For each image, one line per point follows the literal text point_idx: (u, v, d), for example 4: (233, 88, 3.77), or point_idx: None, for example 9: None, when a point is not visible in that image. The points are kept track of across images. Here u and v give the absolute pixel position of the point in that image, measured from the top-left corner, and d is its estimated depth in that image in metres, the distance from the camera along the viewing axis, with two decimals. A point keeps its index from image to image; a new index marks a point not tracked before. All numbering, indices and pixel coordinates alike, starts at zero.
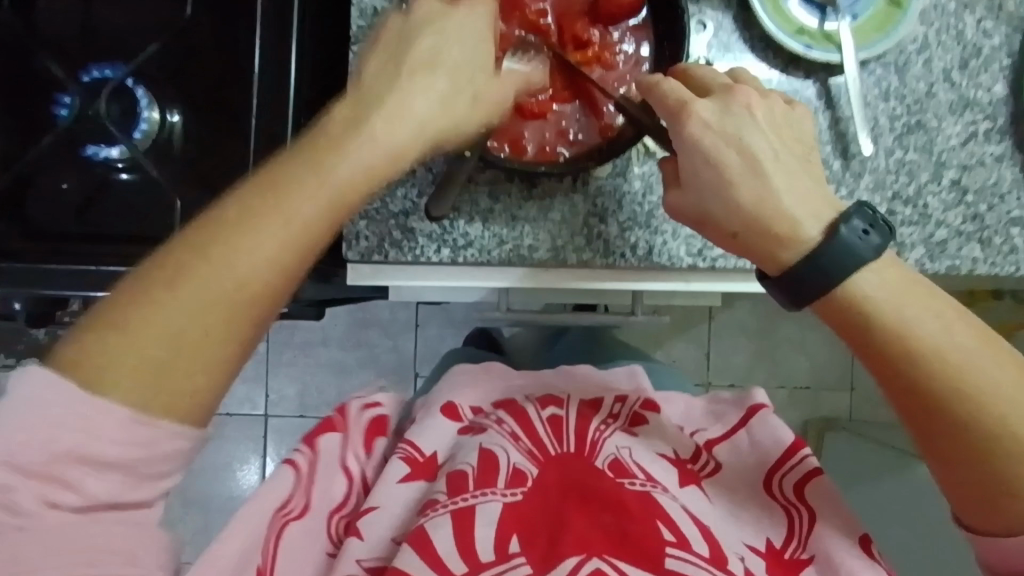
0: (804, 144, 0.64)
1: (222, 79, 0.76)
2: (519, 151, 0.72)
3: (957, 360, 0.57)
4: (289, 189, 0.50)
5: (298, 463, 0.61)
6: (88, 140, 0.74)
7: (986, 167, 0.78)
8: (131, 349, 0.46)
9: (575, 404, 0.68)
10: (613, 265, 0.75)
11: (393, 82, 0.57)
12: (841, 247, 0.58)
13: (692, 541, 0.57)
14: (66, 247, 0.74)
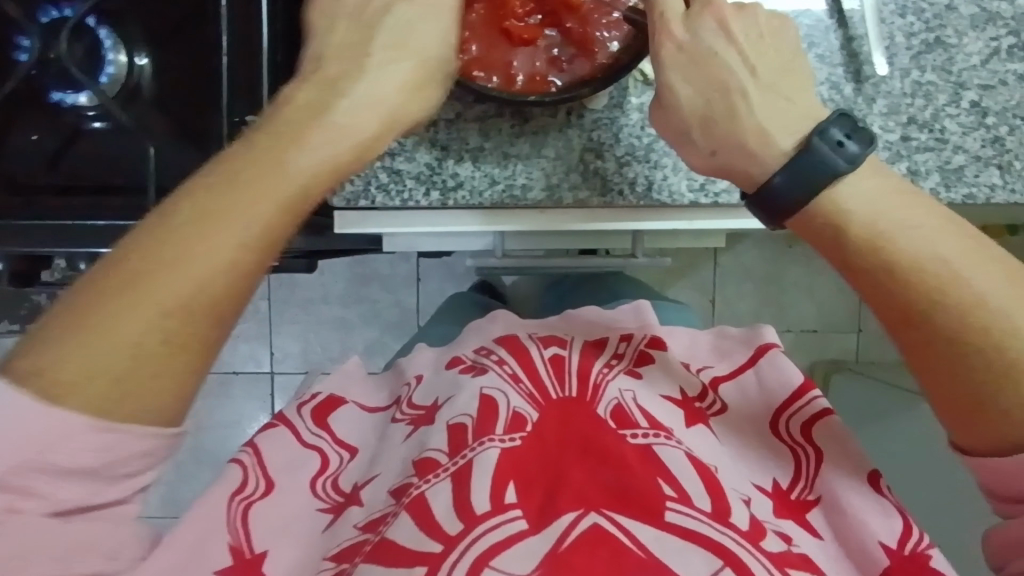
0: (787, 56, 0.61)
1: (196, 21, 0.72)
2: (506, 82, 0.66)
3: (934, 264, 0.53)
4: (247, 188, 0.50)
5: (245, 458, 0.61)
6: (55, 85, 0.70)
7: (1008, 86, 0.73)
8: (96, 361, 0.45)
9: (577, 345, 0.69)
10: (612, 205, 0.71)
11: (355, 71, 0.56)
12: (810, 161, 0.55)
13: (694, 498, 0.53)
14: (42, 201, 0.71)
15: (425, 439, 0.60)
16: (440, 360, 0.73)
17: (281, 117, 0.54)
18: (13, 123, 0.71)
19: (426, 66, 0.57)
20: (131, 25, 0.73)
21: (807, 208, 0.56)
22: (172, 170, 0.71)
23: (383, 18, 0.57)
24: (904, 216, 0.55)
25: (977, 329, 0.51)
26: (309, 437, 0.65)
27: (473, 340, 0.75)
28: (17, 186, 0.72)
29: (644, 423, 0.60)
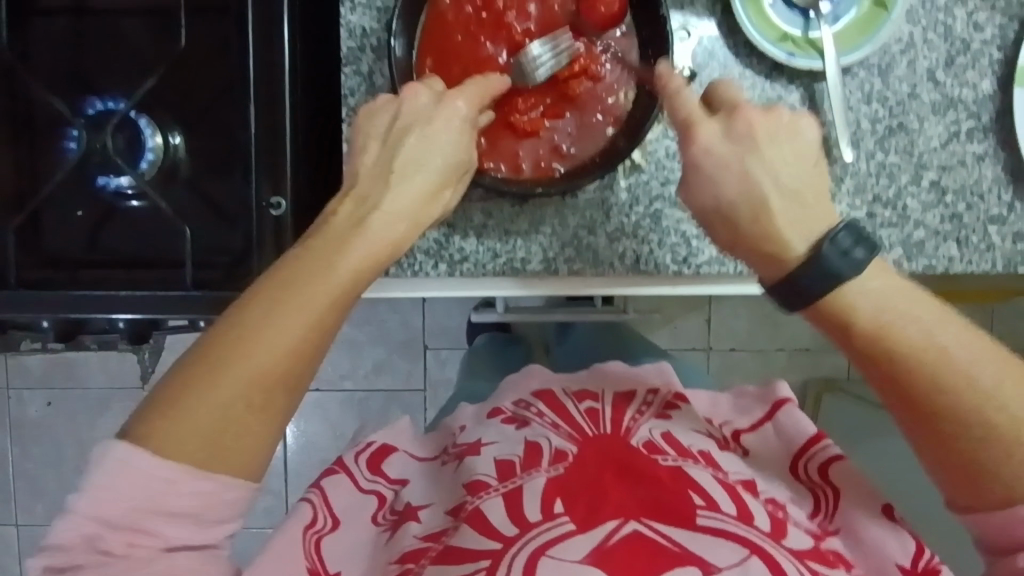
0: (811, 163, 0.60)
1: (224, 108, 0.79)
2: (515, 171, 0.73)
3: (936, 354, 0.55)
4: (300, 285, 0.54)
5: (313, 498, 0.69)
6: (100, 171, 0.78)
7: (967, 166, 0.79)
8: (191, 435, 0.50)
9: (609, 398, 0.77)
10: (603, 276, 0.79)
11: (382, 186, 0.60)
12: (823, 266, 0.56)
13: (721, 503, 0.59)
14: (90, 273, 0.79)
15: (473, 467, 0.68)
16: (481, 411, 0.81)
17: (325, 226, 0.58)
18: (63, 200, 0.79)
19: (443, 178, 0.61)
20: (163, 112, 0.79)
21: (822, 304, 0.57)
22: (206, 243, 0.79)
23: (407, 139, 0.61)
24: (897, 290, 0.57)
25: (972, 411, 0.54)
26: (366, 483, 0.73)
27: (511, 391, 0.83)
28: (67, 258, 0.80)
29: (672, 452, 0.67)
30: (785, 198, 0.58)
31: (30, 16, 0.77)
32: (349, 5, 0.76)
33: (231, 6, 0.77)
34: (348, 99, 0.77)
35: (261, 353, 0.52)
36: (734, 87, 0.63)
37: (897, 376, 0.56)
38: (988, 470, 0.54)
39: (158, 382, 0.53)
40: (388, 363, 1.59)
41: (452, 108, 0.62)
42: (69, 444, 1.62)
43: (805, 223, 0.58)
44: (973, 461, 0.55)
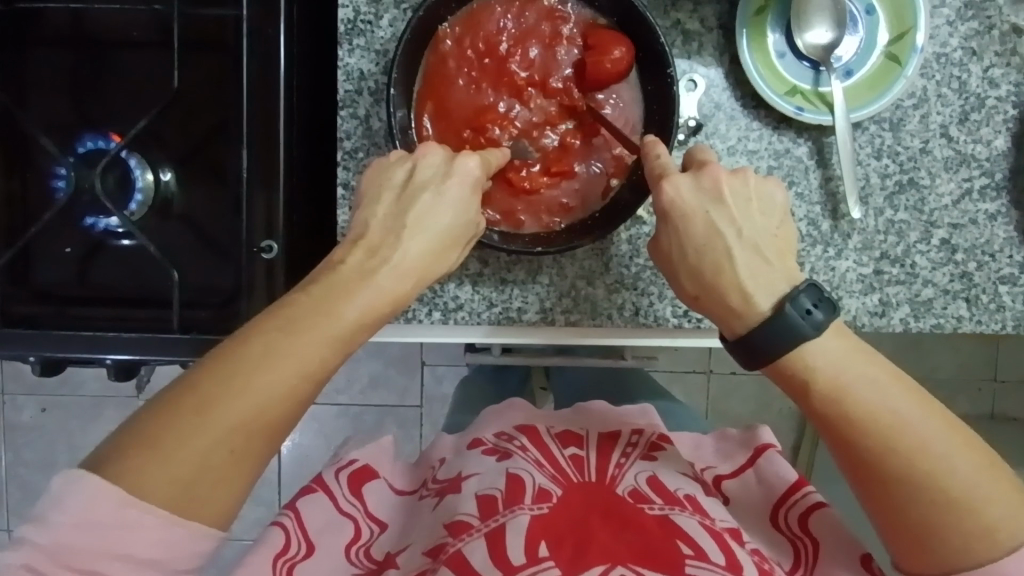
0: (775, 223, 0.61)
1: (218, 145, 0.77)
2: (515, 227, 0.71)
3: (889, 419, 0.54)
4: (300, 329, 0.52)
5: (285, 522, 0.66)
6: (90, 211, 0.76)
7: (978, 225, 0.77)
8: (165, 472, 0.47)
9: (593, 441, 0.74)
10: (601, 328, 0.77)
11: (395, 236, 0.58)
12: (781, 325, 0.55)
13: (709, 554, 0.58)
14: (79, 310, 0.78)
15: (454, 506, 0.66)
16: (462, 442, 0.78)
17: (331, 272, 0.56)
18: (52, 236, 0.77)
19: (452, 234, 0.59)
20: (156, 145, 0.78)
21: (780, 361, 0.56)
22: (196, 281, 0.78)
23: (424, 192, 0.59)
24: (859, 359, 0.56)
25: (919, 475, 0.54)
26: (347, 505, 0.70)
27: (494, 426, 0.79)
28: (55, 296, 0.78)
29: (658, 499, 0.65)
30: (754, 255, 0.58)
31: (24, 45, 0.76)
32: (349, 46, 0.76)
33: (228, 42, 0.75)
34: (344, 142, 0.77)
35: (253, 404, 0.49)
36: (708, 148, 0.65)
37: (844, 434, 0.55)
38: (936, 535, 0.53)
39: (137, 412, 0.50)
40: (385, 380, 1.57)
41: (465, 167, 0.60)
42: (62, 451, 1.61)
43: (766, 279, 0.58)
44: (920, 524, 0.54)
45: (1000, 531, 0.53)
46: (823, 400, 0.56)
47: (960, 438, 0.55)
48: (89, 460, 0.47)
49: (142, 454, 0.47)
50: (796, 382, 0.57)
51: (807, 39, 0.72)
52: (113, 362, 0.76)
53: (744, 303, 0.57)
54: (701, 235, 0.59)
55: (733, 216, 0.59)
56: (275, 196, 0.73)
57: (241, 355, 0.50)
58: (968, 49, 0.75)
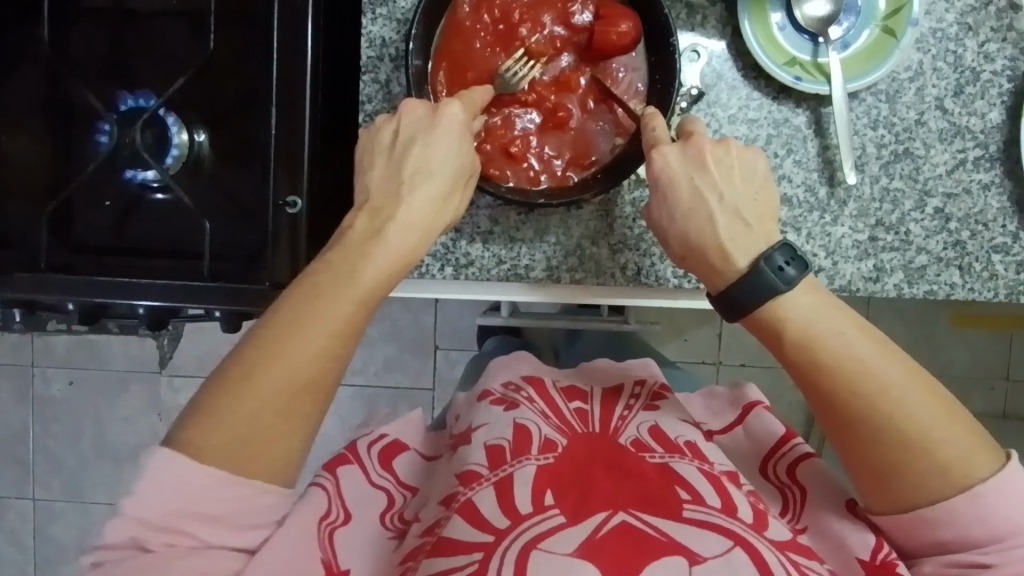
0: (757, 186, 0.64)
1: (248, 108, 0.82)
2: (532, 183, 0.75)
3: (855, 365, 0.58)
4: (325, 291, 0.61)
5: (325, 484, 0.68)
6: (128, 165, 0.82)
7: (972, 195, 0.80)
8: (224, 433, 0.57)
9: (597, 396, 0.79)
10: (604, 285, 0.81)
11: (397, 195, 0.66)
12: (755, 280, 0.59)
13: (706, 497, 0.62)
14: (116, 261, 0.83)
15: (465, 457, 0.70)
16: (473, 396, 0.83)
17: (342, 240, 0.64)
18: (93, 190, 0.83)
19: (450, 186, 0.67)
20: (192, 108, 0.83)
21: (756, 313, 0.60)
22: (226, 236, 0.83)
23: (419, 146, 0.67)
24: (830, 309, 0.59)
25: (882, 418, 0.57)
26: (377, 477, 0.73)
27: (501, 376, 0.84)
28: (96, 246, 0.84)
29: (659, 449, 0.69)
30: (734, 214, 0.62)
31: (74, 14, 0.82)
32: (372, 16, 0.80)
33: (258, 12, 0.80)
34: (366, 106, 0.81)
35: (292, 354, 0.59)
36: (700, 118, 0.68)
37: (813, 381, 0.59)
38: (897, 476, 0.57)
39: (192, 396, 0.59)
40: (399, 362, 1.61)
41: (449, 116, 0.66)
42: (90, 422, 1.68)
43: (746, 240, 0.61)
44: (882, 464, 0.57)
45: (955, 471, 0.56)
46: (796, 348, 0.59)
47: (923, 386, 0.58)
48: (167, 434, 0.58)
49: (206, 426, 0.57)
50: (771, 332, 0.60)
51: (805, 10, 0.76)
52: (148, 308, 0.81)
53: (724, 257, 0.61)
54: (681, 196, 0.63)
55: (717, 172, 0.63)
56: (300, 156, 0.78)
57: (280, 321, 0.60)
58: (964, 24, 0.78)
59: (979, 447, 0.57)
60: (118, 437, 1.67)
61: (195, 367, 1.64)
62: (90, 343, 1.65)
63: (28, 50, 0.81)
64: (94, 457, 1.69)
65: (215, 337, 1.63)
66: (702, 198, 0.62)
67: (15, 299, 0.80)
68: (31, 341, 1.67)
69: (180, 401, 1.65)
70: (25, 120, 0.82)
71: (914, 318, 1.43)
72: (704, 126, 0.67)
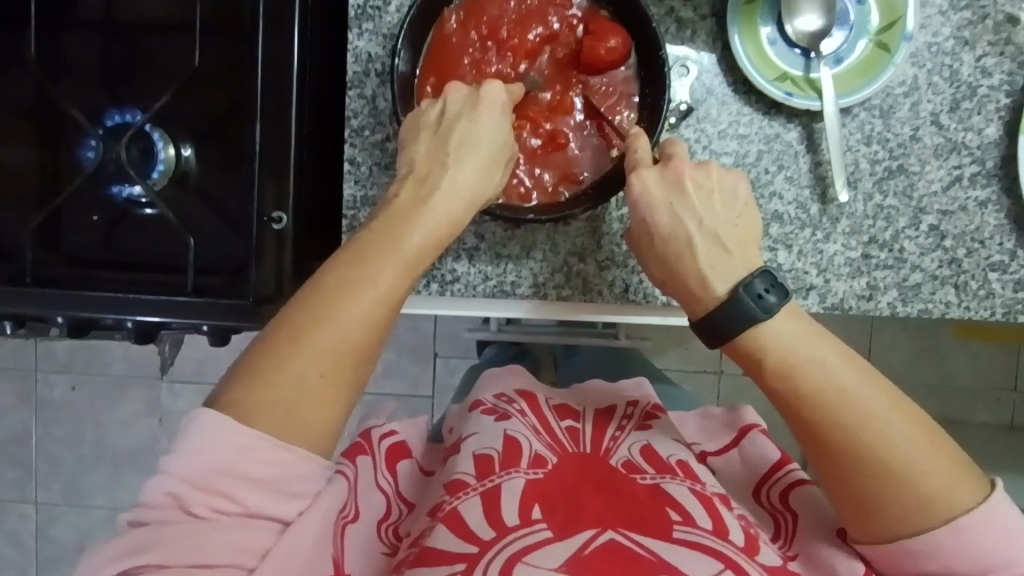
0: (738, 211, 0.63)
1: (235, 124, 0.82)
2: (523, 200, 0.74)
3: (835, 394, 0.56)
4: (372, 257, 0.60)
5: (348, 472, 0.67)
6: (114, 180, 0.82)
7: (968, 212, 0.78)
8: (273, 396, 0.55)
9: (589, 415, 0.77)
10: (592, 302, 0.80)
11: (441, 162, 0.65)
12: (735, 308, 0.58)
13: (697, 519, 0.61)
14: (104, 274, 0.83)
15: (454, 466, 0.69)
16: (465, 408, 0.82)
17: (388, 206, 0.63)
18: (80, 204, 0.83)
19: (495, 157, 0.66)
20: (179, 122, 0.83)
21: (734, 340, 0.59)
22: (214, 251, 0.82)
23: (467, 111, 0.66)
24: (810, 336, 0.58)
25: (862, 448, 0.55)
26: (381, 479, 0.73)
27: (495, 387, 0.83)
28: (84, 259, 0.83)
29: (650, 469, 0.69)
30: (714, 237, 0.61)
31: (63, 28, 0.81)
32: (358, 30, 0.80)
33: (246, 25, 0.79)
34: (352, 121, 0.81)
35: (337, 321, 0.57)
36: (681, 141, 0.66)
37: (792, 409, 0.57)
38: (878, 506, 0.55)
39: (236, 357, 0.58)
40: (397, 370, 1.61)
41: (490, 95, 0.66)
42: (90, 426, 1.68)
43: (724, 266, 0.60)
44: (863, 494, 0.56)
45: (938, 500, 0.54)
46: (776, 376, 0.57)
47: (904, 413, 0.56)
48: (210, 395, 0.56)
49: (256, 388, 0.55)
50: (750, 360, 0.59)
51: (797, 26, 0.74)
52: (136, 323, 0.81)
53: (702, 280, 0.61)
54: (656, 217, 0.62)
55: (697, 197, 0.62)
56: (287, 170, 0.78)
57: (330, 287, 0.58)
58: (961, 38, 0.77)
59: (963, 477, 0.55)
60: (118, 442, 1.68)
61: (194, 373, 1.65)
62: (91, 348, 1.66)
63: (18, 62, 0.81)
64: (94, 462, 1.69)
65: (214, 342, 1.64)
66: (681, 222, 0.61)
67: (3, 312, 0.79)
68: (34, 345, 1.68)
69: (179, 406, 1.65)
70: (15, 133, 0.83)
71: (920, 332, 1.41)
72: (685, 147, 0.66)
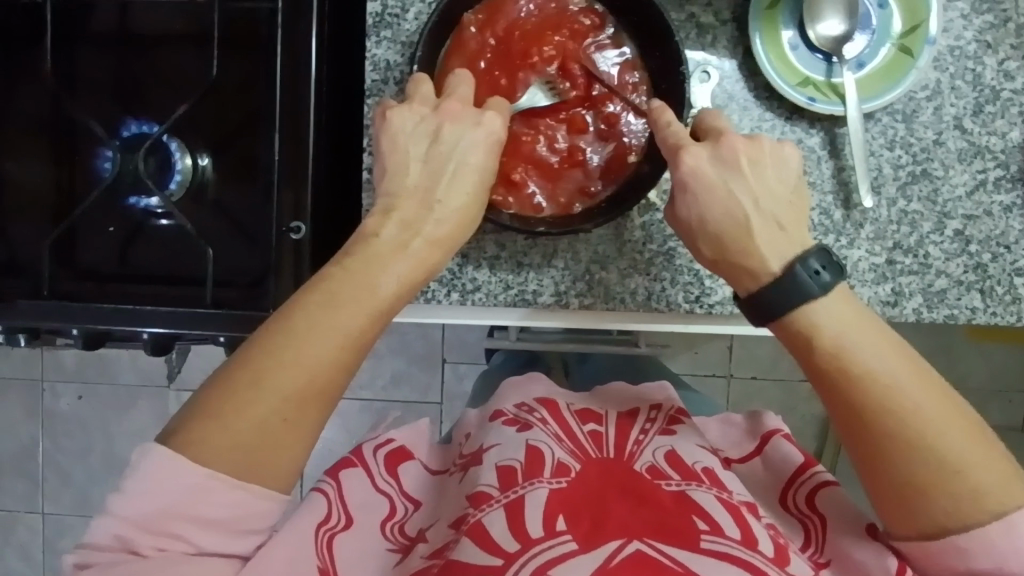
0: (791, 188, 0.61)
1: (251, 135, 0.82)
2: (535, 210, 0.74)
3: (883, 379, 0.55)
4: (339, 301, 0.57)
5: (328, 489, 0.67)
6: (131, 192, 0.81)
7: (993, 217, 0.77)
8: (228, 439, 0.54)
9: (612, 419, 0.77)
10: (615, 311, 0.79)
11: (428, 206, 0.61)
12: (790, 287, 0.57)
13: (726, 528, 0.59)
14: (119, 286, 0.82)
15: (476, 478, 0.68)
16: (485, 415, 0.80)
17: (365, 244, 0.59)
18: (96, 217, 0.83)
19: (471, 205, 0.61)
20: (195, 132, 0.82)
21: (784, 318, 0.58)
22: (232, 263, 0.82)
23: (451, 146, 0.61)
24: (861, 323, 0.57)
25: (879, 402, 0.55)
26: (382, 483, 0.71)
27: (515, 396, 0.82)
28: (101, 272, 0.83)
29: (676, 475, 0.67)
30: (772, 220, 0.60)
31: (76, 41, 0.81)
32: (376, 38, 0.79)
33: (263, 35, 0.79)
34: (371, 129, 0.80)
35: (297, 365, 0.55)
36: (722, 113, 0.66)
37: (836, 390, 0.57)
38: (921, 497, 0.54)
39: (201, 386, 0.57)
40: (406, 375, 1.60)
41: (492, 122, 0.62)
42: (98, 437, 1.67)
43: (781, 242, 0.59)
44: (905, 483, 0.55)
45: (986, 495, 0.54)
46: (822, 358, 0.57)
47: (923, 377, 0.56)
48: (166, 428, 0.56)
49: (207, 429, 0.54)
50: (798, 341, 0.58)
51: (819, 31, 0.74)
52: (151, 336, 0.79)
53: (756, 262, 0.59)
54: (710, 194, 0.60)
55: (754, 169, 0.60)
56: (305, 179, 0.77)
57: (304, 331, 0.56)
58: (983, 41, 0.76)
59: (1010, 477, 0.54)
60: (127, 453, 1.67)
61: (202, 382, 1.64)
62: (99, 358, 1.65)
63: (31, 76, 0.81)
64: (103, 472, 1.68)
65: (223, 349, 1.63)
66: (740, 198, 0.60)
67: (17, 326, 0.77)
68: (40, 356, 1.67)
69: None
70: (28, 148, 0.82)
71: (934, 332, 1.39)
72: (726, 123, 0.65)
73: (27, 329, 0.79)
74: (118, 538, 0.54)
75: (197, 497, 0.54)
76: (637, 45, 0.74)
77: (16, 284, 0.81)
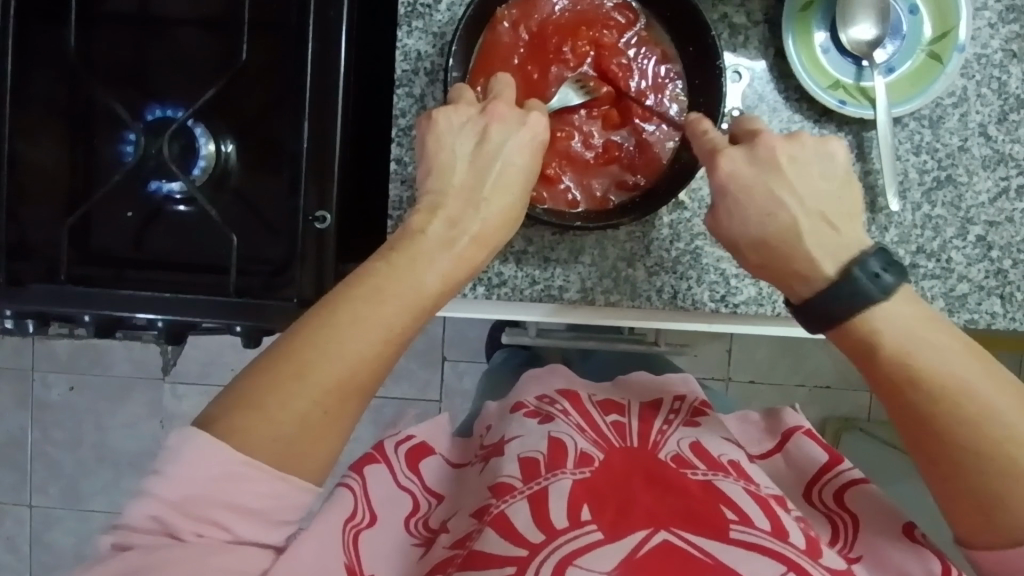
0: (837, 182, 0.59)
1: (276, 122, 0.81)
2: (570, 206, 0.73)
3: (957, 387, 0.54)
4: (385, 294, 0.56)
5: (353, 485, 0.66)
6: (153, 175, 0.81)
7: (1014, 223, 0.78)
8: (270, 430, 0.53)
9: (635, 411, 0.77)
10: (640, 307, 0.79)
11: (474, 202, 0.61)
12: (850, 291, 0.55)
13: (755, 518, 0.59)
14: (134, 273, 0.81)
15: (497, 468, 0.67)
16: (505, 407, 0.80)
17: (412, 238, 0.59)
18: (114, 201, 0.81)
19: (505, 199, 0.61)
20: (217, 117, 0.81)
21: (846, 326, 0.56)
22: (252, 251, 0.80)
23: (497, 148, 0.62)
24: (926, 327, 0.55)
25: (952, 412, 0.54)
26: (404, 479, 0.70)
27: (536, 388, 0.81)
28: (116, 257, 0.81)
29: (703, 465, 0.66)
30: (819, 219, 0.58)
31: (97, 21, 0.80)
32: (407, 28, 0.78)
33: (291, 21, 0.78)
34: (399, 120, 0.79)
35: (342, 356, 0.54)
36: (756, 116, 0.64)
37: (906, 401, 0.55)
38: (1001, 506, 0.53)
39: (239, 372, 0.56)
40: (403, 372, 1.59)
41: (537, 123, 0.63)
42: (90, 427, 1.64)
43: (834, 245, 0.57)
44: (982, 494, 0.54)
45: None
46: (893, 367, 0.55)
47: (994, 375, 0.55)
48: (203, 415, 0.54)
49: (250, 419, 0.53)
50: (865, 351, 0.56)
51: (851, 35, 0.74)
52: (166, 322, 0.78)
53: (813, 267, 0.57)
54: (755, 199, 0.59)
55: (790, 162, 0.59)
56: (331, 168, 0.76)
57: (352, 322, 0.55)
58: (1010, 50, 0.77)
59: None
60: (119, 444, 1.64)
61: (198, 374, 1.61)
62: (93, 347, 1.62)
63: (52, 54, 0.79)
64: (93, 464, 1.65)
65: (220, 341, 1.60)
66: (786, 201, 0.58)
67: (29, 309, 0.76)
68: (31, 344, 1.63)
69: (183, 408, 1.61)
70: (45, 127, 0.80)
71: None
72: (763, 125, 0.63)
73: (36, 312, 0.77)
74: (152, 530, 0.52)
75: (232, 489, 0.52)
76: (673, 44, 0.74)
77: (26, 267, 0.78)
